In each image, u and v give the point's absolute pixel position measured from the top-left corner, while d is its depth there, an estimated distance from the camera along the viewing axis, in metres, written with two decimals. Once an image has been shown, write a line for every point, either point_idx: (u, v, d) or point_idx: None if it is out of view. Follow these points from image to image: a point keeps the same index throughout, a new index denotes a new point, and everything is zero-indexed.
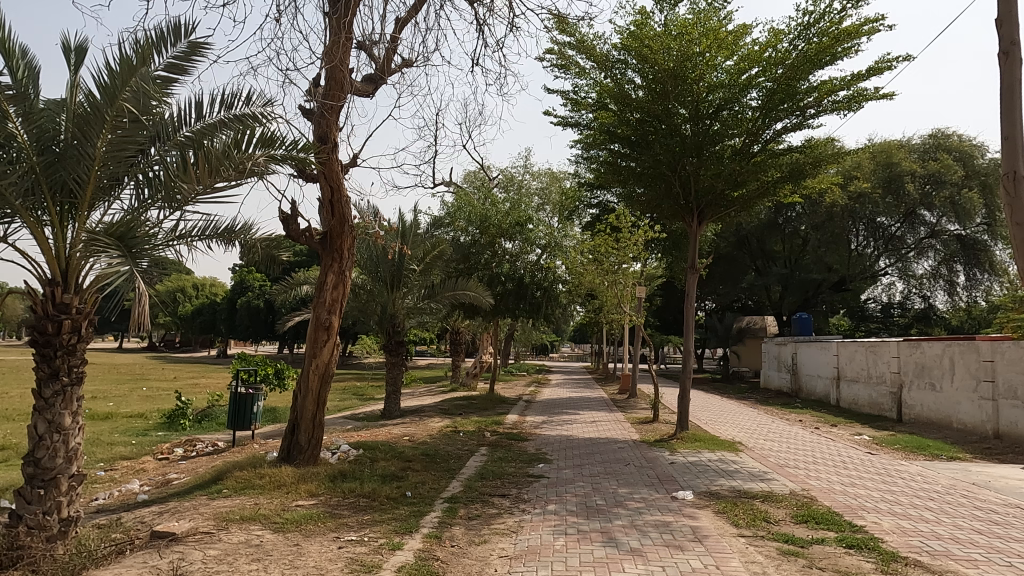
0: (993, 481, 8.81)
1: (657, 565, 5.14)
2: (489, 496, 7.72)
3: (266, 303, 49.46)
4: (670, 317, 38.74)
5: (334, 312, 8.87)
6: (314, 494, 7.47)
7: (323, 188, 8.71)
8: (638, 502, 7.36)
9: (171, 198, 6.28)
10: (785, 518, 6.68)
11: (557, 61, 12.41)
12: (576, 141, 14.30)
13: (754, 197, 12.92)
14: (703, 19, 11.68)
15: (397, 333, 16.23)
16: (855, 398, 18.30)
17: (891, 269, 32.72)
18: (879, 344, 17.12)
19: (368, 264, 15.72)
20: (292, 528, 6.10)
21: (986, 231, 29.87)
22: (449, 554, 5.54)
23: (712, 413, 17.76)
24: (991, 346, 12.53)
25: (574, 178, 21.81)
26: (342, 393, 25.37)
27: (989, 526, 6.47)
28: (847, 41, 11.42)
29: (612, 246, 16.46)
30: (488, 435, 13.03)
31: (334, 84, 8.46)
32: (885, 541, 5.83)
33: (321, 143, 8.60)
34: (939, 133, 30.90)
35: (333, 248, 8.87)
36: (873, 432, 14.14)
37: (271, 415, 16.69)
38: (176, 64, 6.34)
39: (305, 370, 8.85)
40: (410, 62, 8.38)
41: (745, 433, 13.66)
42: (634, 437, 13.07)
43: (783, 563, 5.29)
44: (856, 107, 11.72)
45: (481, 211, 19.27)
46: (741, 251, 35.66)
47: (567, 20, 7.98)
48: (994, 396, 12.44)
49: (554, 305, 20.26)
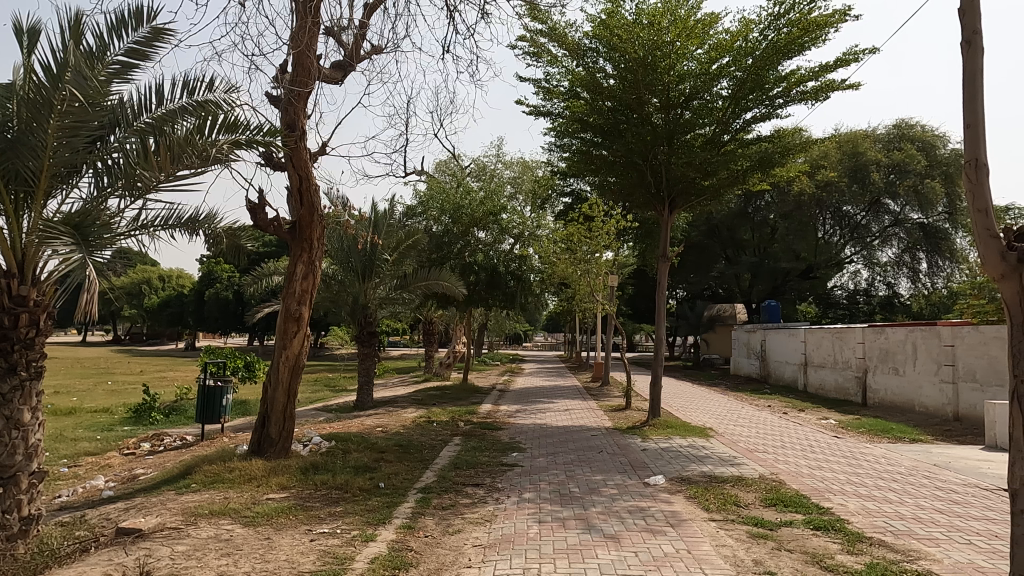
0: (954, 462, 9.07)
1: (630, 551, 5.19)
2: (462, 486, 7.70)
3: (235, 294, 48.63)
4: (642, 305, 39.15)
5: (304, 303, 8.72)
6: (286, 487, 7.39)
7: (291, 177, 8.55)
8: (612, 489, 7.42)
9: (132, 185, 6.16)
10: (755, 502, 6.79)
11: (529, 48, 12.30)
12: (549, 131, 14.25)
13: (724, 186, 12.99)
14: (673, 8, 11.67)
15: (369, 324, 16.04)
16: (822, 383, 18.69)
17: (857, 257, 33.44)
18: (844, 331, 17.53)
19: (339, 254, 15.50)
20: (262, 522, 6.01)
21: (947, 220, 30.64)
22: (421, 545, 5.50)
23: (683, 400, 17.93)
24: (952, 331, 12.90)
25: (548, 165, 21.78)
26: (312, 385, 25.05)
27: (949, 505, 6.65)
28: (817, 31, 11.47)
29: (584, 235, 16.70)
30: (461, 425, 13.00)
31: (302, 71, 8.36)
32: (851, 522, 5.95)
33: (288, 131, 8.41)
34: (903, 124, 31.41)
35: (302, 237, 8.71)
36: (839, 417, 14.44)
37: (241, 408, 16.46)
38: (137, 49, 6.20)
39: (275, 361, 8.68)
40: (381, 49, 8.31)
41: (716, 419, 13.87)
42: (607, 424, 13.16)
43: (753, 546, 5.38)
44: (823, 98, 11.86)
45: (454, 200, 19.15)
46: (712, 240, 35.84)
47: (539, 8, 8.08)
48: (954, 379, 12.79)
49: (528, 294, 20.42)
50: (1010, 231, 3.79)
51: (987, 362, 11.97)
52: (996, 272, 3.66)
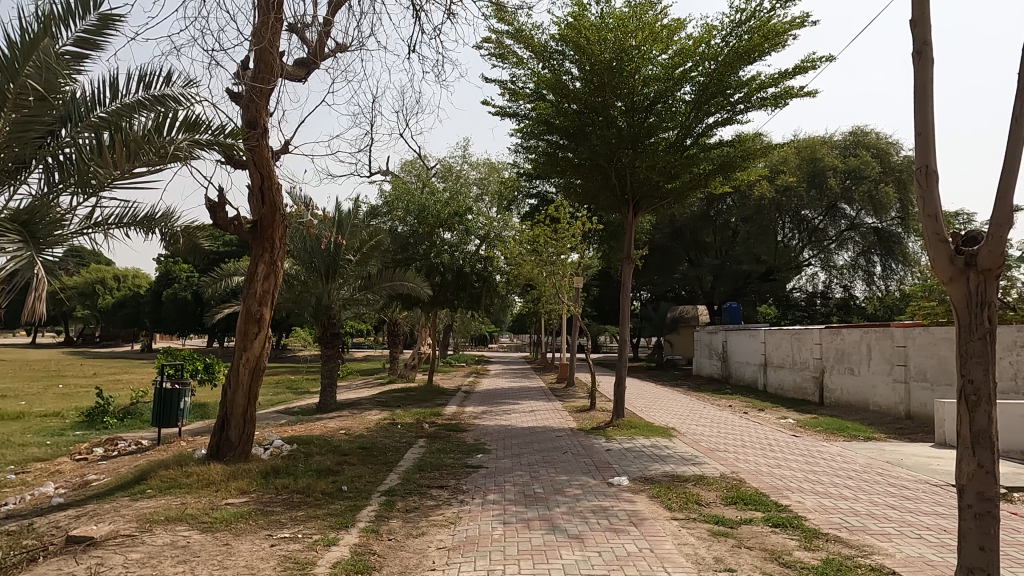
0: (905, 459, 9.37)
1: (594, 551, 5.22)
2: (427, 488, 7.66)
3: (194, 294, 47.50)
4: (607, 307, 39.50)
5: (266, 304, 8.55)
6: (246, 492, 7.24)
7: (252, 175, 8.39)
8: (576, 489, 7.47)
9: (84, 182, 5.98)
10: (715, 501, 6.90)
11: (495, 50, 12.32)
12: (515, 132, 14.29)
13: (687, 188, 13.19)
14: (638, 12, 11.79)
15: (333, 325, 15.83)
16: (781, 383, 19.12)
17: (814, 260, 34.28)
18: (803, 332, 17.96)
19: (301, 254, 15.30)
20: (221, 527, 5.89)
21: (900, 225, 31.63)
22: (385, 548, 5.45)
23: (647, 401, 18.15)
24: (904, 332, 13.32)
25: (514, 167, 21.78)
26: (274, 387, 24.61)
27: (901, 501, 6.86)
28: (776, 39, 11.71)
29: (550, 237, 16.76)
30: (426, 427, 12.92)
31: (264, 68, 8.21)
32: (808, 519, 6.09)
33: (250, 128, 8.24)
34: (859, 131, 32.32)
35: (264, 236, 8.55)
36: (798, 416, 14.77)
37: (200, 411, 16.09)
38: (86, 37, 6.29)
39: (234, 364, 8.50)
40: (346, 46, 8.22)
41: (679, 419, 14.07)
42: (572, 425, 13.23)
43: (714, 544, 5.47)
44: (782, 104, 12.13)
45: (420, 200, 19.04)
46: (676, 242, 36.37)
47: (505, 9, 8.10)
48: (906, 378, 13.21)
49: (493, 295, 20.41)
50: (958, 236, 3.91)
51: (937, 361, 12.39)
52: (945, 275, 3.78)
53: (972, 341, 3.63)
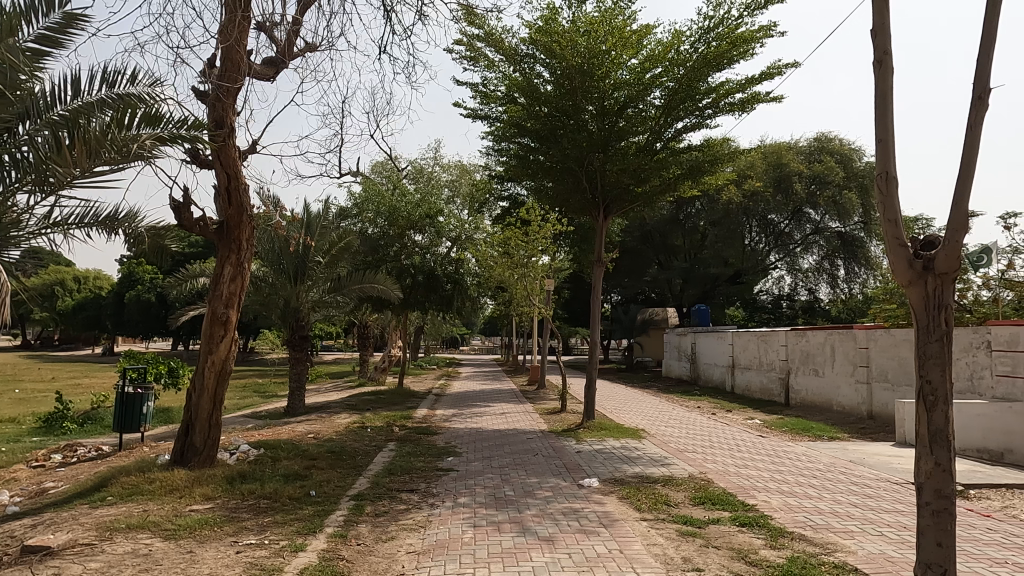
0: (867, 458, 9.60)
1: (564, 553, 5.23)
2: (396, 492, 7.60)
3: (158, 297, 46.51)
4: (578, 309, 39.74)
5: (232, 306, 8.40)
6: (211, 498, 7.10)
7: (219, 175, 8.24)
8: (546, 491, 7.48)
9: (43, 180, 5.85)
10: (684, 501, 6.98)
11: (467, 52, 12.31)
12: (486, 134, 14.30)
13: (656, 193, 13.35)
14: (609, 17, 11.89)
15: (302, 327, 15.63)
16: (748, 384, 19.42)
17: (781, 263, 34.92)
18: (769, 334, 18.28)
19: (269, 255, 15.09)
20: (184, 535, 5.76)
21: (862, 229, 32.42)
22: (354, 553, 5.39)
23: (617, 402, 18.28)
24: (866, 333, 13.64)
25: (485, 169, 21.77)
26: (241, 391, 24.16)
27: (863, 499, 7.03)
28: (743, 46, 11.92)
29: (521, 239, 16.78)
30: (396, 430, 12.82)
31: (231, 66, 8.08)
32: (774, 518, 6.20)
33: (216, 127, 8.09)
34: (823, 137, 33.03)
35: (230, 237, 8.40)
36: (764, 416, 15.03)
37: (164, 416, 15.73)
38: (48, 35, 6.13)
39: (199, 367, 8.33)
40: (316, 46, 8.13)
41: (648, 420, 14.22)
42: (543, 427, 13.26)
43: (683, 543, 5.52)
44: (749, 110, 12.34)
45: (391, 202, 18.90)
46: (645, 245, 36.78)
47: (475, 11, 8.10)
48: (868, 379, 13.53)
49: (465, 297, 20.36)
50: (916, 240, 4.01)
51: (897, 362, 12.72)
52: (904, 278, 3.87)
53: (930, 342, 3.73)
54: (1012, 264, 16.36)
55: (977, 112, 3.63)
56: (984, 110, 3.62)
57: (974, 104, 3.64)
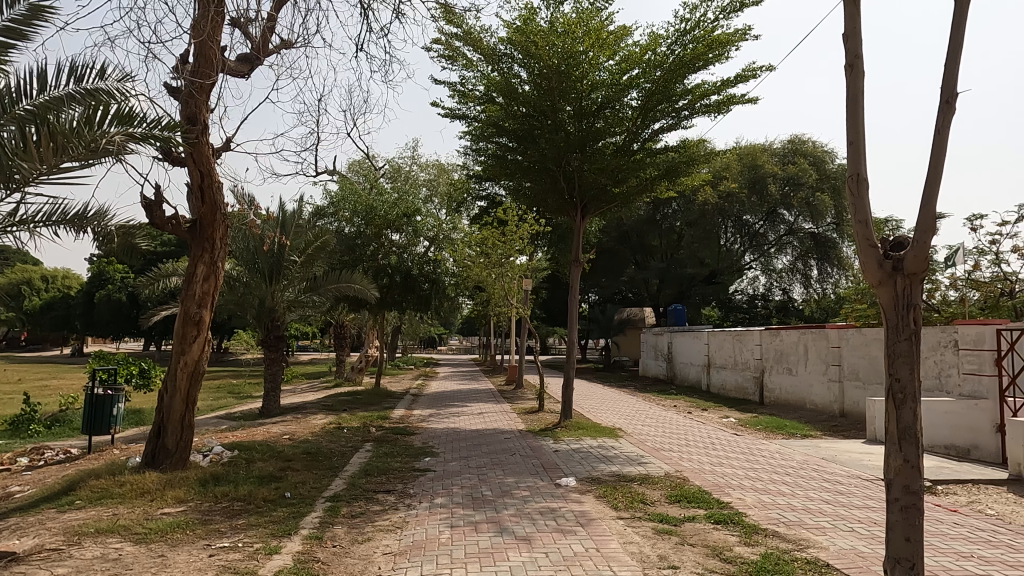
0: (839, 455, 9.76)
1: (541, 552, 5.24)
2: (373, 493, 7.55)
3: (129, 296, 45.66)
4: (555, 309, 39.84)
5: (205, 306, 8.27)
6: (183, 501, 6.98)
7: (191, 173, 8.11)
8: (524, 491, 7.49)
9: (8, 176, 5.73)
10: (661, 499, 7.04)
11: (444, 51, 12.27)
12: (464, 134, 14.28)
13: (633, 193, 13.42)
14: (586, 19, 11.94)
15: (277, 328, 15.45)
16: (723, 383, 19.64)
17: (755, 263, 35.35)
18: (744, 333, 18.50)
19: (244, 255, 14.90)
20: (156, 539, 5.66)
21: (835, 231, 32.95)
22: (329, 555, 5.35)
23: (595, 402, 18.36)
24: (838, 333, 13.87)
25: (463, 168, 21.71)
26: (215, 392, 23.85)
27: (835, 496, 7.15)
28: (719, 49, 12.02)
29: (498, 239, 16.76)
30: (373, 431, 12.73)
31: (204, 62, 7.96)
32: (748, 515, 6.27)
33: (189, 124, 7.97)
34: (797, 139, 33.49)
35: (203, 236, 8.26)
36: (739, 415, 15.20)
37: (135, 418, 15.44)
38: (13, 27, 5.98)
39: (172, 368, 8.19)
40: (291, 43, 8.03)
41: (625, 420, 14.30)
42: (521, 427, 13.27)
43: (658, 541, 5.57)
44: (725, 111, 12.47)
45: (367, 201, 18.77)
46: (622, 245, 37.01)
47: (454, 11, 8.07)
48: (840, 378, 13.74)
49: (442, 297, 20.28)
50: (886, 241, 4.08)
51: (868, 361, 12.95)
52: (875, 279, 3.94)
53: (899, 341, 3.80)
54: (979, 265, 16.73)
55: (945, 116, 3.70)
56: (951, 114, 3.70)
57: (942, 108, 3.71)
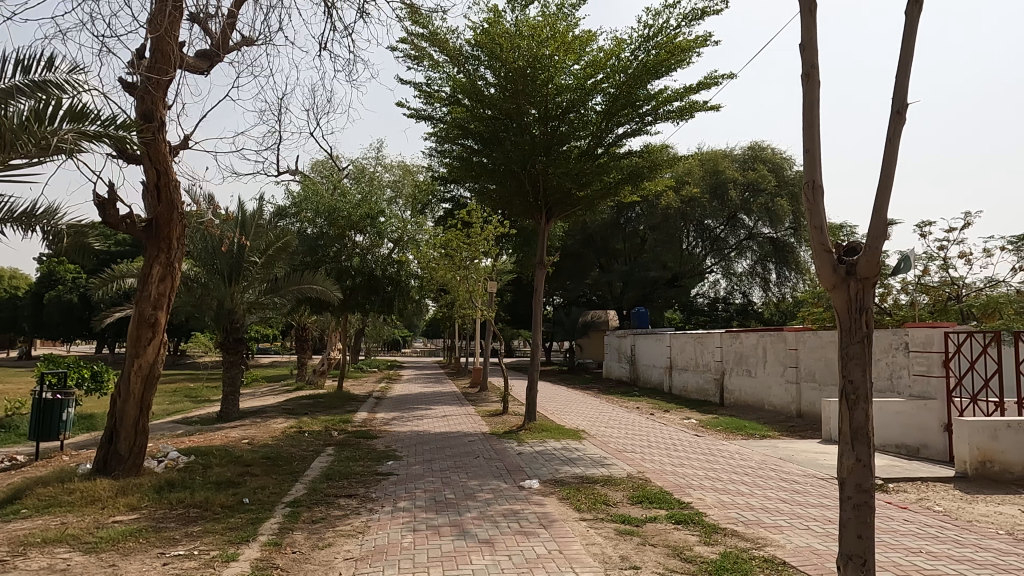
0: (796, 455, 9.98)
1: (504, 554, 5.23)
2: (334, 498, 7.44)
3: (81, 297, 44.23)
4: (521, 311, 39.92)
5: (160, 307, 8.03)
6: (136, 508, 6.78)
7: (147, 171, 7.90)
8: (487, 494, 7.47)
9: None
10: (623, 500, 7.10)
11: (411, 52, 12.20)
12: (429, 135, 14.21)
13: (598, 197, 13.54)
14: (552, 23, 12.02)
15: (236, 330, 15.16)
16: (685, 385, 19.93)
17: (716, 267, 36.01)
18: (705, 336, 18.81)
19: (202, 255, 14.54)
20: (106, 548, 5.48)
21: (793, 235, 33.81)
22: (289, 561, 5.25)
23: (559, 404, 18.44)
24: (796, 335, 14.21)
25: (428, 170, 21.59)
26: (171, 396, 23.22)
27: (792, 495, 7.31)
28: (682, 55, 12.21)
29: (463, 242, 16.78)
30: (335, 434, 12.56)
31: (161, 57, 7.77)
32: (708, 515, 6.37)
33: (145, 121, 7.76)
34: (757, 146, 34.18)
35: (159, 235, 8.05)
36: (700, 416, 15.46)
37: (86, 423, 14.94)
38: None
39: (125, 371, 7.94)
40: (252, 40, 7.90)
41: (589, 421, 14.44)
42: (485, 429, 13.26)
43: (620, 542, 5.62)
44: (687, 117, 12.67)
45: (330, 202, 18.52)
46: (587, 248, 37.27)
47: (420, 12, 8.00)
48: (797, 379, 14.08)
49: (406, 299, 20.13)
50: (840, 246, 4.20)
51: (824, 363, 13.30)
52: (829, 283, 4.04)
53: (852, 344, 3.90)
54: (928, 270, 17.34)
55: (895, 126, 3.83)
56: (901, 124, 3.82)
57: (893, 118, 3.84)
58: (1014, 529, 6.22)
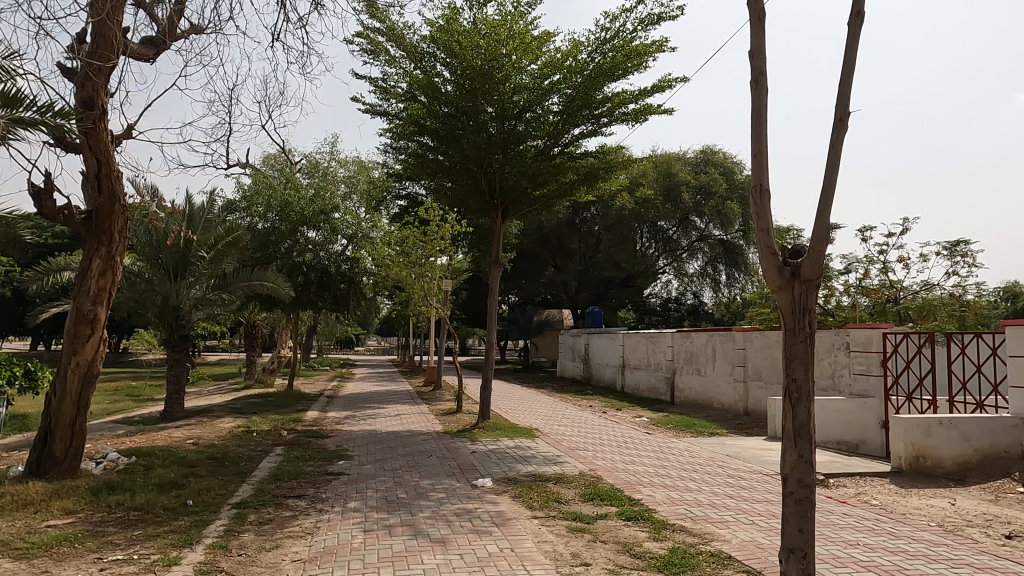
0: (742, 452, 10.25)
1: (455, 553, 5.22)
2: (283, 498, 7.29)
3: (15, 291, 42.09)
4: (476, 310, 39.86)
5: (100, 303, 7.72)
6: (71, 512, 6.50)
7: (87, 161, 7.57)
8: (440, 493, 7.44)
9: None
10: (575, 497, 7.17)
11: (367, 46, 12.04)
12: (384, 131, 14.04)
13: (554, 197, 13.63)
14: (509, 21, 12.04)
15: (182, 327, 14.68)
16: (637, 383, 20.23)
17: (668, 267, 36.69)
18: (657, 335, 19.13)
19: (147, 249, 14.05)
20: (39, 554, 5.24)
21: (742, 238, 34.71)
22: (234, 564, 5.12)
23: (513, 402, 18.50)
24: (744, 335, 14.58)
25: (383, 166, 21.33)
26: (111, 395, 22.32)
27: (737, 491, 7.50)
28: (637, 58, 12.37)
29: (419, 239, 16.65)
30: (284, 434, 12.31)
31: (103, 42, 7.44)
32: (657, 511, 6.48)
33: (85, 108, 7.42)
34: (709, 150, 34.93)
35: (100, 228, 7.75)
36: (651, 414, 15.71)
37: (18, 424, 14.24)
38: None
39: (61, 369, 7.61)
40: (201, 28, 7.66)
41: (542, 420, 14.52)
42: (438, 428, 13.19)
43: (572, 539, 5.66)
44: (642, 120, 12.86)
45: (282, 196, 18.13)
46: (542, 248, 37.39)
47: (376, 6, 7.87)
48: (745, 378, 14.46)
49: (359, 297, 19.85)
50: (785, 248, 4.32)
51: (770, 362, 13.69)
52: (775, 284, 4.15)
53: (795, 344, 4.02)
54: (868, 272, 18.00)
55: (838, 133, 3.96)
56: (844, 131, 3.96)
57: (836, 125, 3.97)
58: (944, 521, 6.51)
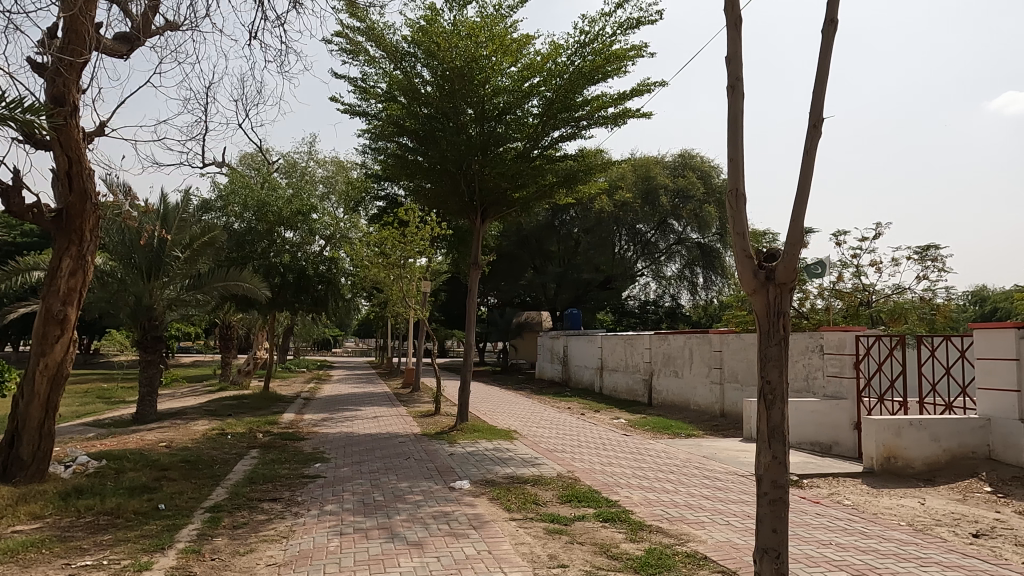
0: (718, 453, 10.35)
1: (432, 556, 5.20)
2: (258, 502, 7.20)
3: None
4: (455, 311, 39.76)
5: (70, 303, 7.56)
6: (38, 517, 6.36)
7: (58, 158, 7.42)
8: (417, 495, 7.41)
9: None
10: (553, 499, 7.18)
11: (346, 45, 11.96)
12: (363, 132, 13.96)
13: (533, 199, 13.65)
14: (490, 23, 12.06)
15: (155, 328, 14.44)
16: (615, 385, 20.33)
17: (647, 270, 36.92)
18: (635, 337, 19.26)
19: (119, 248, 13.82)
20: (4, 560, 5.11)
21: (719, 241, 35.05)
22: (207, 569, 5.05)
23: (491, 404, 18.49)
24: (720, 338, 14.74)
25: (362, 167, 21.21)
26: (81, 397, 21.87)
27: (713, 491, 7.58)
28: (616, 62, 12.44)
29: (398, 240, 16.56)
30: (260, 437, 12.16)
31: (75, 37, 7.31)
32: (634, 513, 6.52)
33: (55, 105, 7.27)
34: (687, 154, 35.22)
35: (71, 227, 7.60)
36: (629, 416, 15.80)
37: None
38: None
39: (29, 370, 7.44)
40: (177, 25, 7.56)
41: (521, 422, 14.53)
42: (416, 430, 13.14)
43: (549, 541, 5.67)
44: (621, 123, 12.94)
45: (259, 196, 17.95)
46: (522, 250, 37.40)
47: (356, 6, 7.82)
48: (721, 380, 14.61)
49: (337, 298, 19.69)
50: (761, 252, 4.37)
51: (746, 364, 13.84)
52: (750, 287, 4.20)
53: (770, 346, 4.08)
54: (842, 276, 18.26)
55: (812, 139, 4.02)
56: (818, 137, 4.01)
57: (811, 130, 4.02)
58: (914, 520, 6.63)
